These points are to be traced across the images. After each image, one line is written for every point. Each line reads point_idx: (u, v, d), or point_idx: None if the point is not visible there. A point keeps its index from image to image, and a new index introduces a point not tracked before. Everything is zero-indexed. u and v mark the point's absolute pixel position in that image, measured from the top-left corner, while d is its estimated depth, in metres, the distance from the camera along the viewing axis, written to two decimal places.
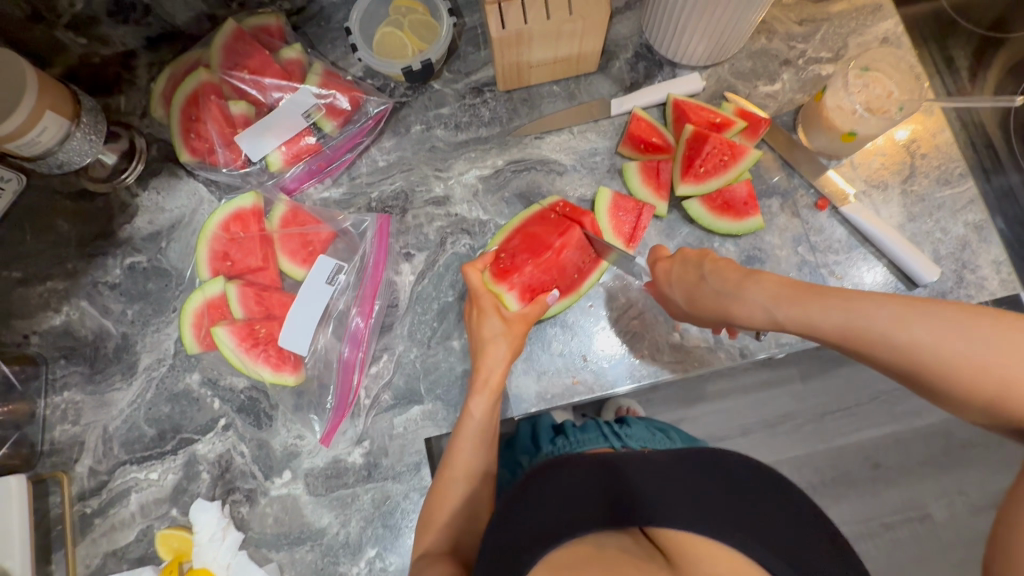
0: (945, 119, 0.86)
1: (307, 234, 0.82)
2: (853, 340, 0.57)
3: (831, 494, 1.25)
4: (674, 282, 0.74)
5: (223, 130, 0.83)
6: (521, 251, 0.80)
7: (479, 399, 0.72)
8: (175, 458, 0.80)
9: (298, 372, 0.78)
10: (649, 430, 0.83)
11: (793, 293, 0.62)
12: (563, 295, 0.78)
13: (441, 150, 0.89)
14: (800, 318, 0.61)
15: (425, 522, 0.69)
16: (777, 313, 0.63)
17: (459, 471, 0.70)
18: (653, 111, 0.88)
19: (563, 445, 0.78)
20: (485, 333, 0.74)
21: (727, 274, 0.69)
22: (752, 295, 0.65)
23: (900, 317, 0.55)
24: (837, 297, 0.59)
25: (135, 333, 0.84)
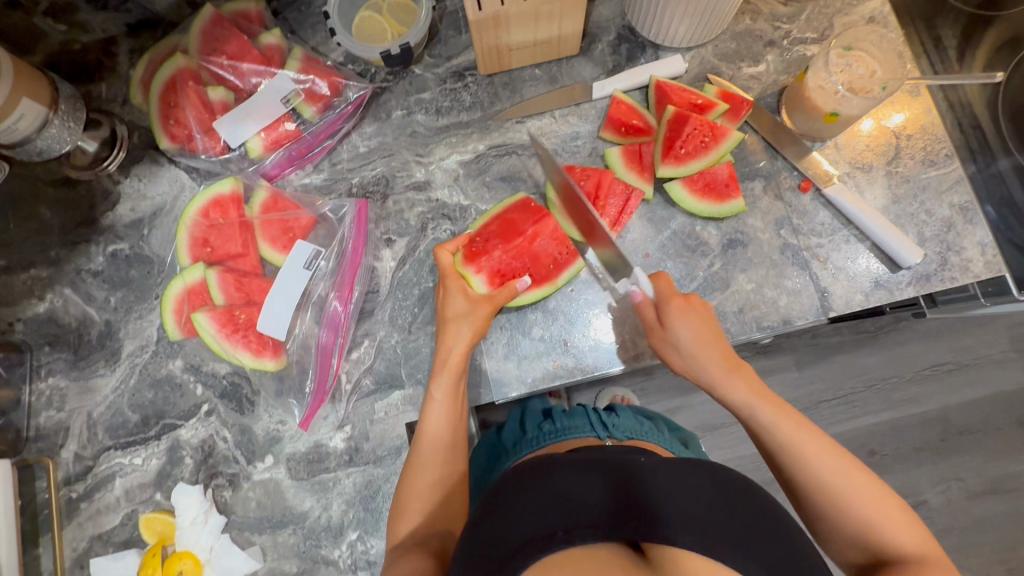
0: (931, 100, 0.84)
1: (286, 220, 0.82)
2: (800, 462, 0.63)
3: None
4: (683, 319, 0.70)
5: (201, 116, 0.82)
6: (495, 237, 0.80)
7: (441, 381, 0.72)
8: (158, 444, 0.81)
9: (278, 358, 0.79)
10: (636, 420, 0.83)
11: (770, 400, 0.67)
12: (533, 284, 0.78)
13: (421, 135, 0.88)
14: (766, 423, 0.66)
15: (400, 510, 0.69)
16: (752, 411, 0.67)
17: (425, 456, 0.70)
18: (636, 94, 0.87)
19: (549, 431, 0.79)
20: (448, 312, 0.75)
21: (725, 353, 0.70)
22: (738, 390, 0.68)
23: (845, 466, 0.62)
24: (802, 421, 0.65)
25: (118, 320, 0.85)
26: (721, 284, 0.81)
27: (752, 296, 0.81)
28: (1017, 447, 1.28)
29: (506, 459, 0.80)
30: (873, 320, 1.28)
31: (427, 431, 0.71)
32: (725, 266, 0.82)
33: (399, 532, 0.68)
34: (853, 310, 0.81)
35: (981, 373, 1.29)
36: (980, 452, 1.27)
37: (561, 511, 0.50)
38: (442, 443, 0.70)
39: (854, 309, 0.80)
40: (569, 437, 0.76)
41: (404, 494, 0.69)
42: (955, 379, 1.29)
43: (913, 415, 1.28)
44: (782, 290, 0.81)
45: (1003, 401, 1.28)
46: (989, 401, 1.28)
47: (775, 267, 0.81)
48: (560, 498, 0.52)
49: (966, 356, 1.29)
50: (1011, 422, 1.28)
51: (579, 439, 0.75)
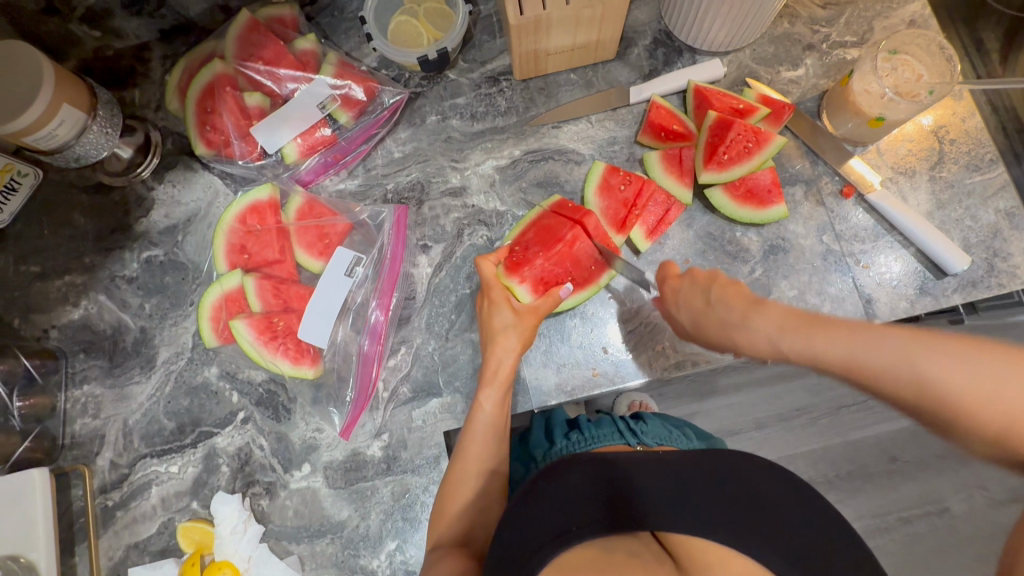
0: (975, 104, 0.83)
1: (323, 226, 0.82)
2: (868, 381, 0.49)
3: (846, 485, 1.24)
4: (680, 300, 0.65)
5: (238, 122, 0.82)
6: (534, 244, 0.78)
7: (489, 390, 0.72)
8: (194, 452, 0.80)
9: (317, 365, 0.78)
10: (666, 429, 0.77)
11: (811, 320, 0.52)
12: (575, 289, 0.77)
13: (456, 141, 0.88)
14: (806, 353, 0.51)
15: (438, 516, 0.68)
16: (783, 346, 0.52)
17: (471, 464, 0.69)
18: (673, 98, 0.86)
19: (579, 441, 0.71)
20: (496, 324, 0.75)
21: (732, 296, 0.59)
22: (757, 328, 0.54)
23: (934, 369, 0.46)
24: (878, 337, 0.48)
25: (153, 326, 0.84)
26: (763, 291, 0.80)
27: (795, 303, 0.80)
28: None
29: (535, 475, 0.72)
30: None
31: (472, 441, 0.70)
32: (766, 273, 0.81)
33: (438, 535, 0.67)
34: (897, 318, 0.80)
35: None
36: None
37: (569, 509, 0.53)
38: (486, 451, 0.69)
39: (899, 316, 0.79)
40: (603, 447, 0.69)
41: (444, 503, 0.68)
42: None
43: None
44: (825, 297, 0.79)
45: None
46: None
47: (817, 274, 0.80)
48: (568, 496, 0.54)
49: None
50: None
51: (611, 449, 0.69)
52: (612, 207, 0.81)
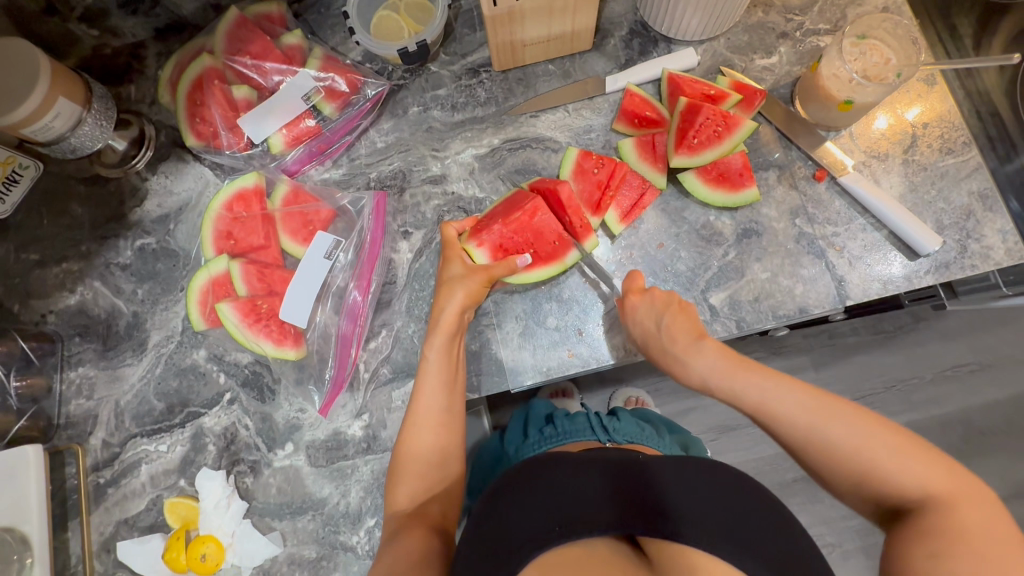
0: (948, 88, 0.84)
1: (306, 213, 0.84)
2: (769, 421, 0.65)
3: None
4: (638, 317, 0.75)
5: (225, 113, 0.85)
6: (499, 215, 0.81)
7: (433, 338, 0.72)
8: (182, 431, 0.83)
9: (299, 346, 0.80)
10: (638, 425, 0.83)
11: (734, 360, 0.69)
12: (535, 263, 0.79)
13: (437, 131, 0.90)
14: (730, 392, 0.68)
15: (397, 474, 0.69)
16: (712, 383, 0.69)
17: (422, 419, 0.70)
18: (648, 87, 0.88)
19: (550, 435, 0.80)
20: (445, 276, 0.77)
21: (679, 331, 0.72)
22: (696, 365, 0.70)
23: (820, 416, 0.62)
24: (763, 381, 0.66)
25: (145, 311, 0.87)
26: (736, 273, 0.81)
27: (768, 285, 0.81)
28: None
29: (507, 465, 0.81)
30: (892, 320, 1.28)
31: (423, 395, 0.71)
32: (740, 256, 0.82)
33: (399, 500, 0.68)
34: (871, 300, 0.81)
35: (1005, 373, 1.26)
36: (1007, 455, 1.24)
37: (563, 512, 0.53)
38: (439, 404, 0.71)
39: (872, 297, 0.79)
40: (571, 440, 0.77)
41: (401, 459, 0.70)
42: (977, 379, 1.26)
43: (933, 414, 1.26)
44: (797, 279, 0.80)
45: None
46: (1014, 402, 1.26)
47: (790, 257, 0.81)
48: (562, 496, 0.55)
49: (989, 356, 1.26)
50: None
51: (579, 442, 0.76)
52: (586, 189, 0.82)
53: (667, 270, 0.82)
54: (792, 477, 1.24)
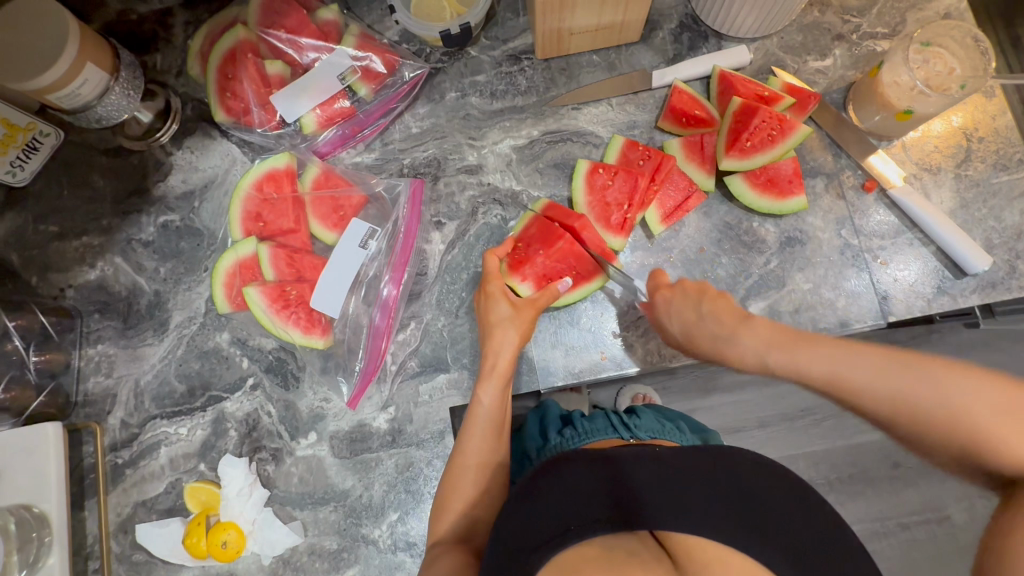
0: (1006, 102, 0.81)
1: (337, 197, 0.82)
2: (843, 388, 0.56)
3: (848, 492, 1.25)
4: (673, 310, 0.70)
5: (258, 89, 0.81)
6: (536, 241, 0.79)
7: (488, 385, 0.71)
8: (204, 415, 0.82)
9: (327, 336, 0.78)
10: (659, 420, 0.82)
11: (784, 342, 0.60)
12: (576, 283, 0.77)
13: (475, 119, 0.87)
14: (793, 370, 0.59)
15: (438, 511, 0.67)
16: (772, 361, 0.60)
17: (470, 460, 0.68)
18: (696, 84, 0.85)
19: (571, 436, 0.77)
20: (492, 316, 0.74)
21: (722, 313, 0.66)
22: (745, 341, 0.62)
23: (902, 370, 0.54)
24: (836, 349, 0.57)
25: (168, 291, 0.85)
26: (777, 282, 0.79)
27: (809, 296, 0.79)
28: None
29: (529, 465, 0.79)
30: (908, 333, 1.27)
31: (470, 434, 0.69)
32: (782, 265, 0.80)
33: (438, 531, 0.66)
34: (912, 316, 0.79)
35: None
36: None
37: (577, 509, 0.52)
38: (491, 441, 0.69)
39: (915, 314, 0.77)
40: (594, 440, 0.75)
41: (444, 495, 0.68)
42: None
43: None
44: (840, 292, 0.78)
45: None
46: None
47: (834, 268, 0.79)
48: (576, 492, 0.53)
49: None
50: None
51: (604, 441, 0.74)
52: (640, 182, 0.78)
53: (707, 275, 0.80)
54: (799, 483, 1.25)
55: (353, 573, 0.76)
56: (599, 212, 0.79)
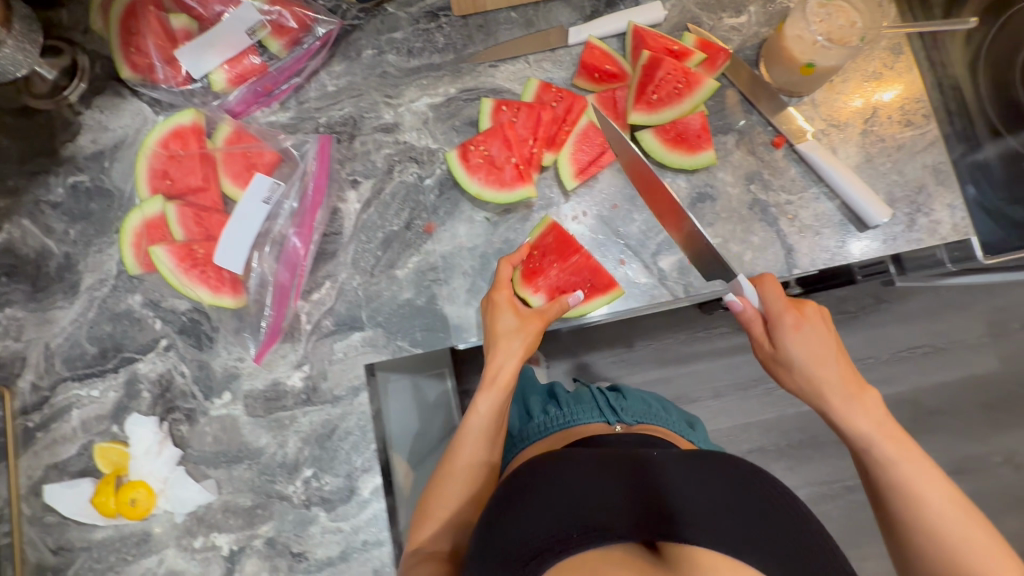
0: (914, 60, 0.83)
1: (250, 154, 0.80)
2: (915, 502, 0.62)
3: (796, 456, 1.45)
4: (806, 342, 0.66)
5: (162, 44, 0.80)
6: (551, 253, 0.79)
7: (487, 394, 0.73)
8: (116, 377, 0.81)
9: (237, 295, 0.77)
10: (645, 403, 0.88)
11: (895, 433, 0.64)
12: (589, 296, 0.77)
13: (391, 76, 0.86)
14: (884, 467, 0.64)
15: (423, 515, 0.70)
16: (874, 439, 0.64)
17: (456, 467, 0.72)
18: (612, 41, 0.85)
19: (556, 416, 0.84)
20: (497, 328, 0.73)
21: (851, 375, 0.66)
22: (861, 422, 0.65)
23: (970, 517, 0.61)
24: (926, 464, 0.63)
25: (78, 253, 0.84)
26: None
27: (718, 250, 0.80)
28: (978, 431, 1.42)
29: (514, 447, 0.87)
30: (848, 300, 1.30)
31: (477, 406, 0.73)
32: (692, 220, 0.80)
33: (422, 536, 0.69)
34: (818, 270, 0.81)
35: (957, 357, 1.43)
36: (949, 431, 1.42)
37: (580, 513, 0.53)
38: (489, 418, 0.72)
39: (819, 267, 0.79)
40: (580, 421, 0.81)
41: (431, 498, 0.71)
42: (931, 361, 1.43)
43: (890, 394, 1.41)
44: (747, 246, 0.80)
45: (973, 384, 1.43)
46: (962, 384, 1.43)
47: (743, 223, 0.80)
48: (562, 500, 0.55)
49: (945, 340, 1.43)
50: (979, 405, 1.42)
51: (587, 424, 0.80)
52: (546, 120, 0.80)
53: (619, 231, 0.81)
54: (748, 449, 1.45)
55: (267, 528, 0.77)
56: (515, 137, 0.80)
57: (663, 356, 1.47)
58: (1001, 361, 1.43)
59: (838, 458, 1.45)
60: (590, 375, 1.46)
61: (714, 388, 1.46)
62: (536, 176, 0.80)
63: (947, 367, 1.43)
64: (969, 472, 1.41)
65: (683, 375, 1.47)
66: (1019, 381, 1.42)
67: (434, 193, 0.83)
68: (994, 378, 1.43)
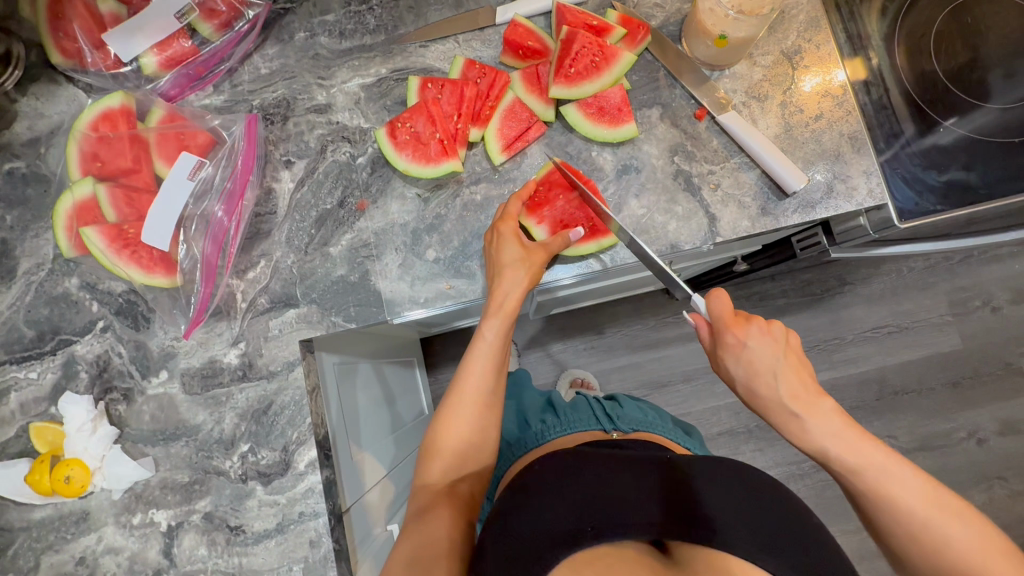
0: (831, 34, 0.86)
1: (183, 136, 0.81)
2: (890, 512, 0.57)
3: (766, 437, 1.44)
4: (750, 352, 0.63)
5: (89, 29, 0.81)
6: (558, 187, 0.82)
7: (494, 321, 0.75)
8: (53, 359, 0.81)
9: (171, 275, 0.78)
10: (640, 412, 0.93)
11: (853, 436, 0.59)
12: (588, 236, 0.79)
13: (324, 58, 0.88)
14: (850, 474, 0.59)
15: (432, 451, 0.73)
16: (832, 451, 0.60)
17: (464, 403, 0.74)
18: (539, 20, 0.87)
19: (554, 424, 0.88)
20: (502, 257, 0.75)
21: (798, 384, 0.62)
22: (816, 433, 0.60)
23: (946, 512, 0.55)
24: (890, 461, 0.58)
25: (14, 238, 0.84)
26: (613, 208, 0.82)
27: (643, 221, 0.82)
28: (950, 407, 1.43)
29: (510, 453, 0.90)
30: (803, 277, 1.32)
31: (483, 334, 0.76)
32: (618, 192, 0.82)
33: (431, 473, 0.73)
34: (741, 238, 0.83)
35: (920, 335, 1.45)
36: (915, 410, 1.43)
37: (596, 510, 0.53)
38: (493, 346, 0.75)
39: (740, 235, 0.81)
40: (580, 429, 0.86)
41: (435, 439, 0.74)
42: (897, 340, 1.45)
43: (856, 374, 1.44)
44: (672, 216, 0.81)
45: (938, 362, 1.44)
46: (926, 362, 1.45)
47: (667, 193, 0.82)
48: (589, 495, 0.55)
49: (906, 320, 1.45)
50: (944, 382, 1.44)
51: (587, 430, 0.85)
52: (469, 96, 0.83)
53: None
54: (717, 432, 1.45)
55: (204, 504, 0.78)
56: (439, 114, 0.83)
57: (633, 343, 1.48)
58: (963, 339, 1.45)
59: None
60: (557, 361, 1.48)
61: (682, 372, 1.47)
62: (462, 151, 0.82)
63: (915, 346, 1.45)
64: (947, 447, 1.41)
65: (652, 361, 1.48)
66: (981, 357, 1.44)
67: (366, 171, 0.84)
68: (960, 355, 1.45)
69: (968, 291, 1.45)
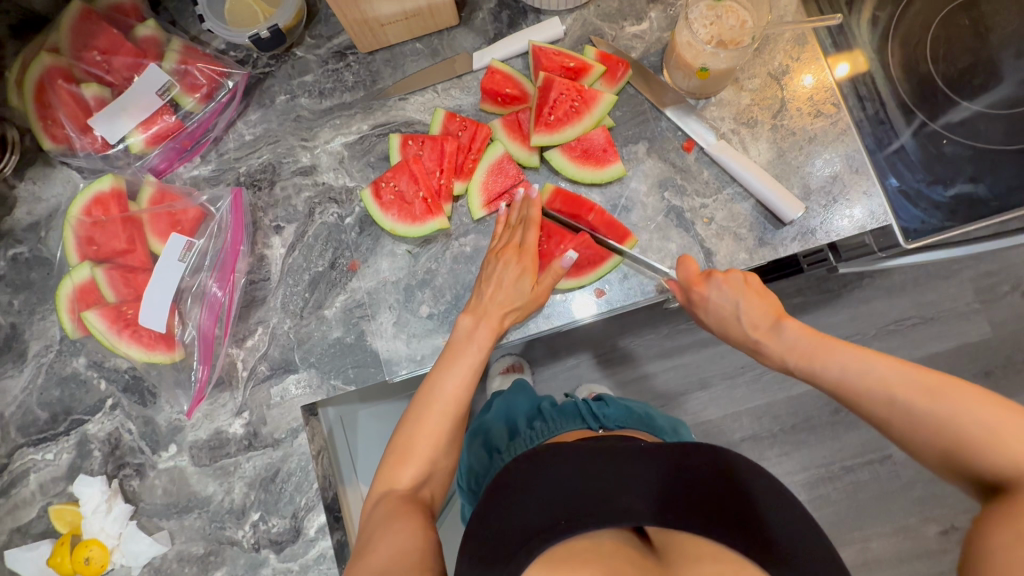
0: (820, 50, 0.82)
1: (174, 212, 0.82)
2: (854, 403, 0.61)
3: (791, 440, 1.36)
4: (711, 300, 0.71)
5: (75, 115, 0.82)
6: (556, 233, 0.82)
7: (482, 327, 0.74)
8: (67, 439, 0.83)
9: (172, 350, 0.79)
10: (627, 412, 0.91)
11: (810, 348, 0.64)
12: (581, 273, 0.78)
13: (305, 120, 0.88)
14: (811, 373, 0.64)
15: (405, 455, 0.69)
16: (793, 365, 0.66)
17: (440, 405, 0.71)
18: (516, 61, 0.85)
19: (542, 429, 0.86)
20: (497, 273, 0.75)
21: (756, 316, 0.68)
22: (775, 349, 0.67)
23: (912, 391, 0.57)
24: (850, 357, 0.61)
25: (23, 321, 0.86)
26: None
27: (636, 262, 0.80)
28: None
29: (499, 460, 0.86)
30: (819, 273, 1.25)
31: (441, 383, 0.72)
32: None
33: (400, 479, 0.68)
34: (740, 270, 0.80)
35: (948, 326, 1.36)
36: None
37: (570, 505, 0.57)
38: (453, 397, 0.71)
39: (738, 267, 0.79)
40: (567, 430, 0.84)
41: (406, 440, 0.70)
42: (921, 332, 1.37)
43: None
44: (666, 253, 0.80)
45: (969, 352, 1.36)
46: (957, 352, 1.36)
47: (660, 231, 0.80)
48: (566, 489, 0.59)
49: (933, 310, 1.36)
50: (977, 372, 1.35)
51: (573, 431, 0.83)
52: (450, 151, 0.82)
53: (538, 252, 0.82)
54: (741, 436, 1.37)
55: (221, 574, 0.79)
56: (422, 173, 0.81)
57: (647, 352, 1.40)
58: (994, 327, 1.35)
59: (833, 440, 1.35)
60: (568, 379, 1.42)
61: (700, 378, 1.38)
62: (447, 207, 0.82)
63: (941, 337, 1.36)
64: None
65: (668, 370, 1.39)
66: (1015, 345, 1.35)
67: (355, 231, 0.84)
68: (994, 343, 1.35)
69: (996, 274, 1.36)
